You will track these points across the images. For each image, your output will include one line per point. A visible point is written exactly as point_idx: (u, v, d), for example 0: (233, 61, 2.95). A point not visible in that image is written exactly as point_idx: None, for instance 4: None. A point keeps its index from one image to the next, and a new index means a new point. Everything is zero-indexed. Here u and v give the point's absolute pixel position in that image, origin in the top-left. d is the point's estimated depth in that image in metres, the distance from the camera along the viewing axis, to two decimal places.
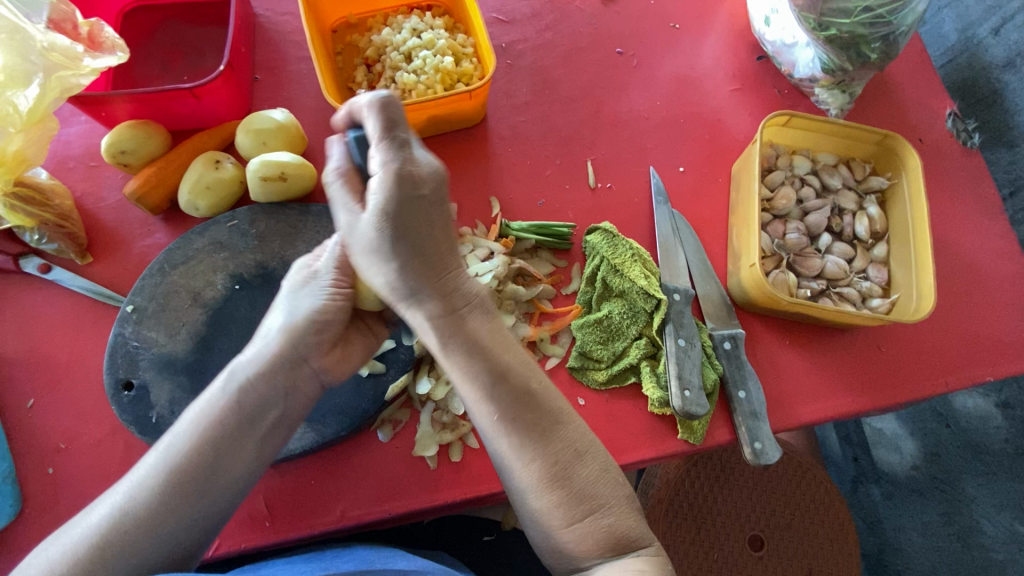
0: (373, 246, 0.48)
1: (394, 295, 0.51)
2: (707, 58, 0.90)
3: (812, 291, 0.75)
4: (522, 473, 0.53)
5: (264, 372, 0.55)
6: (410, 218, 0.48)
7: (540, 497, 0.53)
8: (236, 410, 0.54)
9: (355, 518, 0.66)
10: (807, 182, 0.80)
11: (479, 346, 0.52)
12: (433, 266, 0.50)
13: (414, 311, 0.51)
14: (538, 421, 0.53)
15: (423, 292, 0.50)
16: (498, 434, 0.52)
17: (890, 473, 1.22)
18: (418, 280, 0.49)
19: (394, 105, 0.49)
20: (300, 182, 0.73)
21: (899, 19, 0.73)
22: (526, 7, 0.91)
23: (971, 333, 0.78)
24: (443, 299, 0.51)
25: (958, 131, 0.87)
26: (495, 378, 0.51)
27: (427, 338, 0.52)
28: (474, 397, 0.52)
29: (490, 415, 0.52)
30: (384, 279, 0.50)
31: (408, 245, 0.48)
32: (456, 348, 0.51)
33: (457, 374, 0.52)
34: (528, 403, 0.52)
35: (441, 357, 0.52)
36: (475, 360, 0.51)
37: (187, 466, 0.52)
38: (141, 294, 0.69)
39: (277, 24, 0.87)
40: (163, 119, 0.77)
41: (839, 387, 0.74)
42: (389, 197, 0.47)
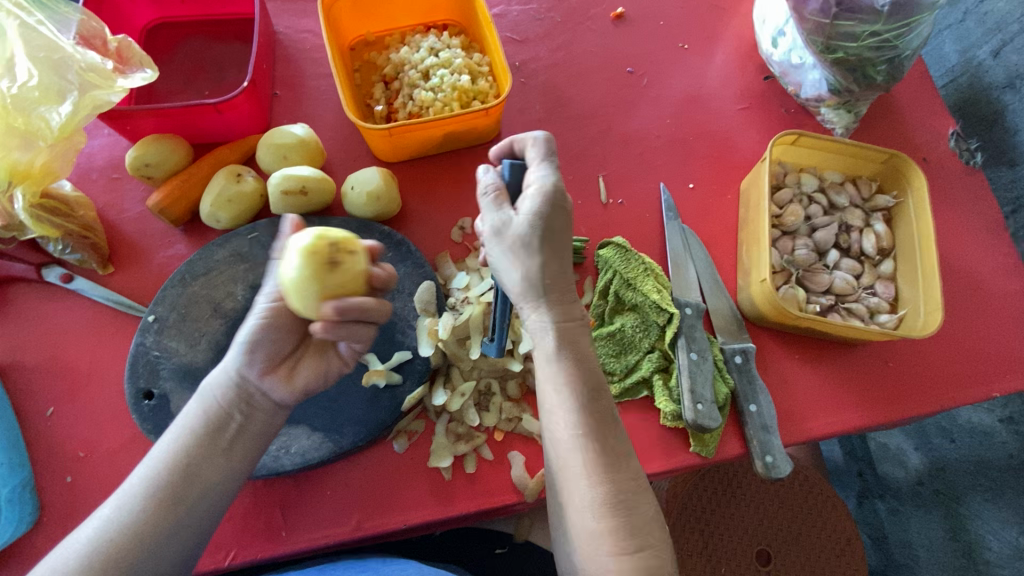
0: (517, 249, 0.53)
1: (521, 297, 0.56)
2: (716, 77, 0.92)
3: (821, 306, 0.76)
4: (587, 492, 0.54)
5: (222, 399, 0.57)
6: (550, 229, 0.53)
7: (596, 521, 0.53)
8: (206, 417, 0.57)
9: (370, 529, 0.67)
10: (815, 200, 0.82)
11: (585, 361, 0.56)
12: (558, 278, 0.55)
13: (536, 311, 0.56)
14: (611, 447, 0.54)
15: (546, 300, 0.55)
16: (578, 445, 0.54)
17: (896, 487, 1.27)
18: (544, 293, 0.55)
19: (550, 139, 0.56)
20: (320, 196, 0.74)
21: (905, 44, 0.75)
22: (539, 27, 0.94)
23: (977, 349, 0.79)
24: (558, 309, 0.56)
25: (961, 150, 0.89)
26: (592, 393, 0.55)
27: (537, 342, 0.57)
28: (568, 402, 0.55)
29: (577, 425, 0.54)
30: (520, 278, 0.54)
31: (546, 254, 0.53)
32: (563, 354, 0.55)
33: (555, 381, 0.55)
34: (612, 426, 0.56)
35: (548, 363, 0.56)
36: (577, 369, 0.55)
37: (165, 474, 0.54)
38: (162, 304, 0.70)
39: (296, 41, 0.89)
40: (185, 133, 0.78)
41: (848, 401, 0.75)
42: (546, 204, 0.52)
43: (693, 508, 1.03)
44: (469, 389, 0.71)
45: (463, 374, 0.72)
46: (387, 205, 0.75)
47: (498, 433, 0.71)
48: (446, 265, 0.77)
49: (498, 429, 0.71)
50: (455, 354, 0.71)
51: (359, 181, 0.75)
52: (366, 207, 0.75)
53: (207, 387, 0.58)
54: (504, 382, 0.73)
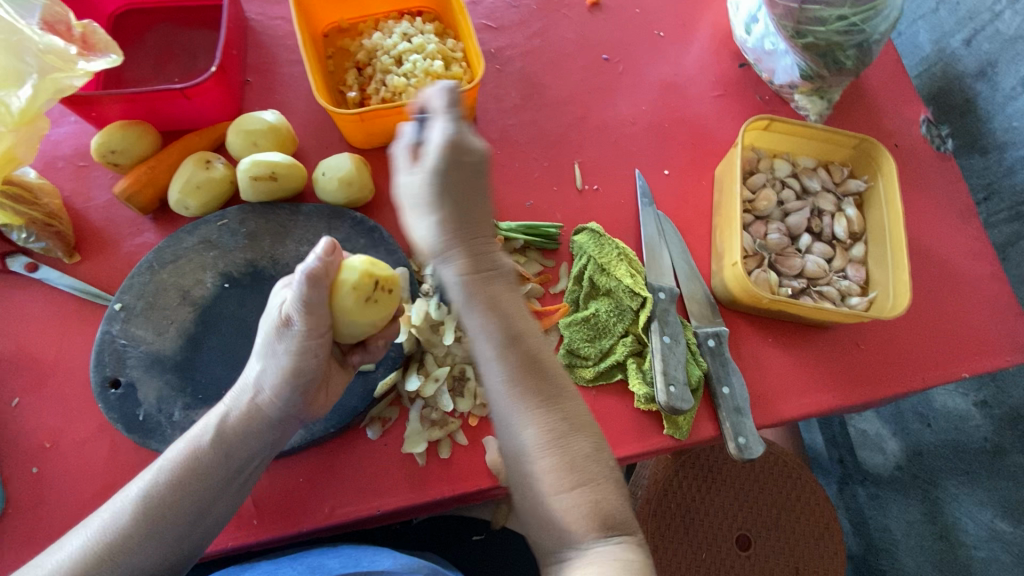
0: (420, 196, 0.54)
1: (429, 256, 0.55)
2: (692, 64, 0.93)
3: (793, 289, 0.77)
4: (523, 435, 0.51)
5: (244, 432, 0.57)
6: (455, 185, 0.53)
7: (538, 462, 0.51)
8: (224, 460, 0.56)
9: (343, 516, 0.66)
10: (788, 185, 0.82)
11: (499, 304, 0.54)
12: (466, 237, 0.54)
13: (448, 264, 0.54)
14: (541, 385, 0.53)
15: (453, 252, 0.54)
16: (507, 389, 0.52)
17: (876, 474, 1.29)
18: (451, 240, 0.53)
19: (457, 91, 0.54)
20: (290, 182, 0.73)
21: (872, 28, 0.76)
22: (515, 14, 0.94)
23: (947, 331, 0.80)
24: (468, 261, 0.54)
25: (932, 136, 0.91)
26: (514, 333, 0.53)
27: (452, 292, 0.55)
28: (489, 346, 0.53)
29: (501, 369, 0.53)
30: (426, 233, 0.54)
31: (454, 205, 0.53)
32: (476, 299, 0.53)
33: (473, 324, 0.54)
34: (535, 355, 0.54)
35: (463, 310, 0.55)
36: (492, 309, 0.53)
37: (166, 510, 0.53)
38: (130, 293, 0.69)
39: (268, 28, 0.88)
40: (154, 120, 0.77)
41: (820, 383, 0.76)
42: (446, 157, 0.52)
43: (674, 495, 1.03)
44: (443, 375, 0.71)
45: (437, 359, 0.72)
46: (360, 191, 0.75)
47: (472, 418, 0.71)
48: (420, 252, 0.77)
49: (472, 414, 0.71)
50: (429, 340, 0.71)
51: (331, 167, 0.74)
52: (338, 193, 0.74)
53: (224, 420, 0.57)
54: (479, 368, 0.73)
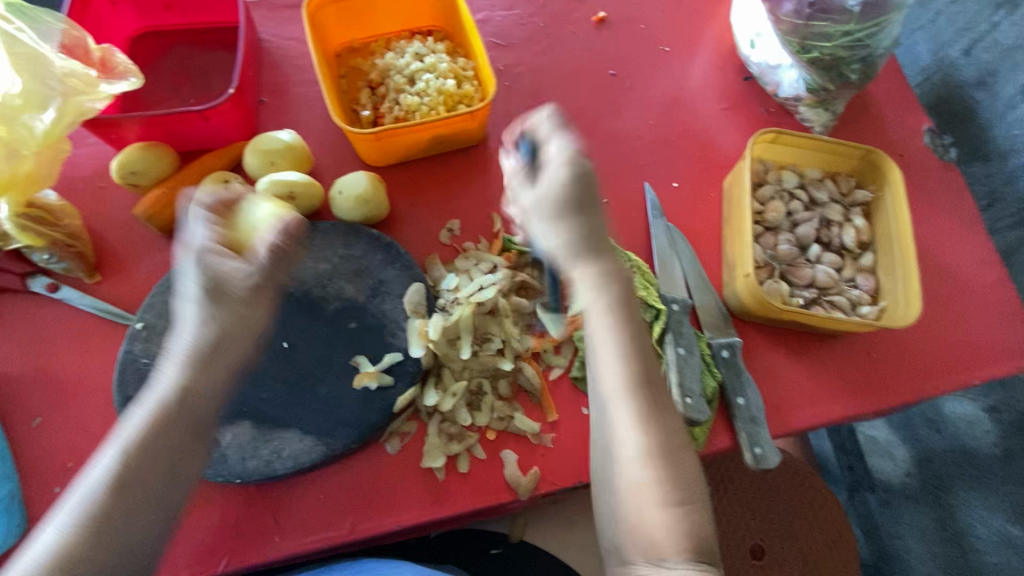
0: (558, 208, 0.50)
1: (566, 262, 0.51)
2: (697, 78, 0.94)
3: (804, 299, 0.78)
4: (634, 441, 0.52)
5: (190, 388, 0.56)
6: (584, 189, 0.50)
7: (641, 472, 0.51)
8: (176, 417, 0.55)
9: (364, 531, 0.67)
10: (796, 196, 0.84)
11: (627, 303, 0.52)
12: (597, 236, 0.51)
13: (590, 267, 0.51)
14: (656, 396, 0.53)
15: (595, 255, 0.51)
16: (624, 396, 0.52)
17: (885, 481, 1.29)
18: (586, 245, 0.51)
19: (556, 114, 0.54)
20: (308, 200, 0.75)
21: (877, 43, 0.77)
22: (523, 32, 0.95)
23: (957, 338, 0.81)
24: (606, 261, 0.52)
25: (935, 146, 0.92)
26: (637, 333, 0.53)
27: (586, 299, 0.52)
28: (617, 350, 0.52)
29: (624, 374, 0.52)
30: (561, 244, 0.51)
31: (584, 207, 0.50)
32: (607, 301, 0.52)
33: (601, 327, 0.52)
34: (659, 378, 0.54)
35: (599, 314, 0.52)
36: (626, 312, 0.52)
37: (130, 471, 0.52)
38: (150, 312, 0.69)
39: (282, 49, 0.90)
40: (171, 139, 0.78)
41: (834, 392, 0.77)
42: (570, 171, 0.50)
43: None
44: (461, 390, 0.71)
45: (454, 374, 0.72)
46: (376, 208, 0.76)
47: (490, 432, 0.71)
48: (435, 267, 0.78)
49: (490, 428, 0.71)
50: (446, 354, 0.71)
51: (346, 185, 0.75)
52: (355, 211, 0.75)
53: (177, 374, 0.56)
54: (495, 382, 0.73)
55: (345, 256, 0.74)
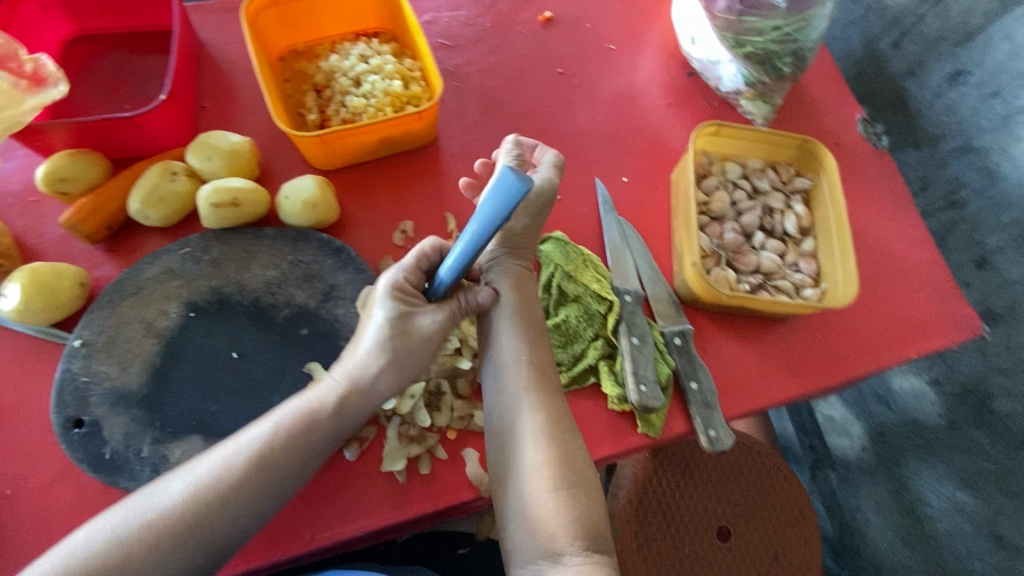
0: (513, 214, 0.73)
1: (494, 257, 0.74)
2: (642, 75, 0.97)
3: (750, 285, 0.81)
4: (529, 425, 0.65)
5: (336, 416, 0.60)
6: (539, 212, 0.74)
7: (534, 454, 0.63)
8: (256, 463, 0.56)
9: (325, 540, 0.66)
10: (740, 186, 0.86)
11: (530, 311, 0.71)
12: (526, 245, 0.75)
13: (507, 265, 0.73)
14: (549, 391, 0.67)
15: (515, 259, 0.74)
16: (522, 386, 0.67)
17: (844, 457, 1.43)
18: (512, 254, 0.74)
19: (562, 159, 0.77)
20: (253, 207, 0.73)
21: (805, 37, 0.81)
22: (470, 32, 0.96)
23: (895, 315, 0.85)
24: (517, 266, 0.74)
25: (868, 134, 0.96)
26: (534, 338, 0.70)
27: (498, 291, 0.71)
28: (517, 348, 0.69)
29: (522, 369, 0.68)
30: (499, 241, 0.74)
31: (533, 218, 0.74)
32: (514, 300, 0.71)
33: (507, 327, 0.70)
34: (550, 371, 0.69)
35: (508, 308, 0.70)
36: (528, 318, 0.71)
37: (204, 500, 0.54)
38: (89, 328, 0.66)
39: (223, 53, 0.88)
40: (102, 148, 0.76)
41: (783, 373, 0.80)
42: (548, 189, 0.73)
43: (654, 492, 1.06)
44: (419, 391, 0.71)
45: None
46: (324, 213, 0.75)
47: (450, 431, 0.71)
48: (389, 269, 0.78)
49: (450, 428, 0.71)
50: None
51: (293, 190, 0.73)
52: (303, 215, 0.74)
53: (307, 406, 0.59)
54: (454, 381, 0.74)
55: (294, 262, 0.72)
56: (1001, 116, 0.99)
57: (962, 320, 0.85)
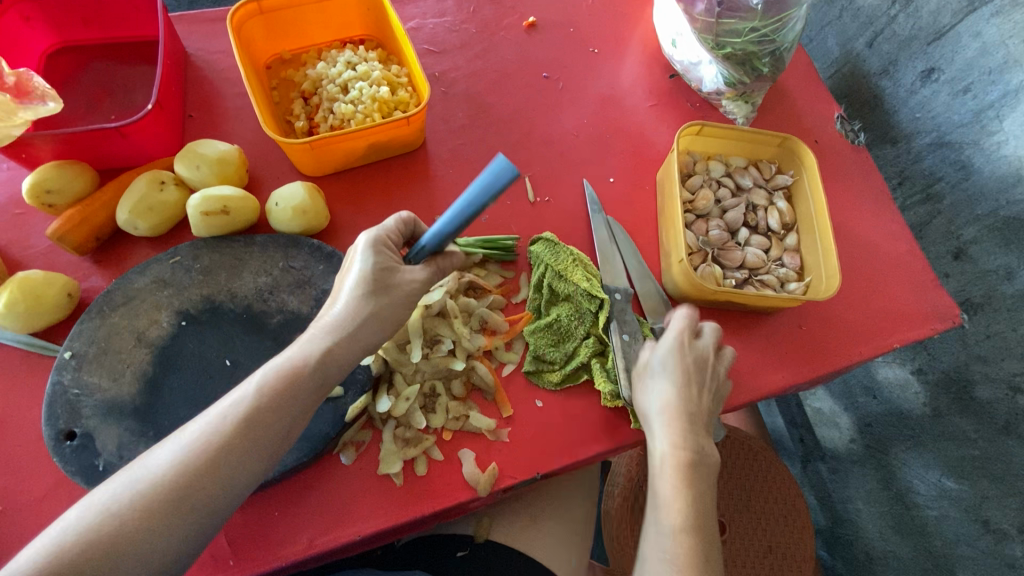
0: (678, 355, 0.69)
1: (659, 363, 0.69)
2: (626, 77, 0.99)
3: (736, 280, 0.83)
4: (674, 513, 0.61)
5: (324, 366, 0.59)
6: (700, 368, 0.69)
7: (670, 544, 0.60)
8: (246, 422, 0.56)
9: (323, 545, 0.66)
10: (723, 184, 0.88)
11: (693, 426, 0.65)
12: (699, 375, 0.68)
13: (667, 385, 0.67)
14: (700, 490, 0.63)
15: (699, 381, 0.68)
16: (670, 467, 0.63)
17: (833, 449, 1.47)
18: (688, 379, 0.67)
19: (693, 318, 0.73)
20: (243, 215, 0.73)
21: (782, 37, 0.83)
22: (456, 38, 0.97)
23: (877, 307, 0.87)
24: (693, 441, 0.65)
25: (846, 131, 0.99)
26: (695, 444, 0.65)
27: (655, 388, 0.68)
28: (671, 436, 0.65)
29: (674, 456, 0.64)
30: (667, 375, 0.68)
31: (697, 381, 0.68)
32: (683, 420, 0.65)
33: (655, 398, 0.67)
34: (707, 481, 0.64)
35: (665, 404, 0.66)
36: (690, 436, 0.65)
37: (193, 467, 0.53)
38: (79, 340, 0.66)
39: (209, 62, 0.88)
40: (89, 158, 0.75)
41: (771, 366, 0.81)
42: (696, 351, 0.70)
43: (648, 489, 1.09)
44: (414, 393, 0.71)
45: (407, 378, 0.73)
46: (315, 219, 0.75)
47: (446, 432, 0.72)
48: None
49: (446, 429, 0.72)
50: (397, 359, 0.72)
51: (283, 197, 0.74)
52: (293, 222, 0.74)
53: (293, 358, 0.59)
54: (448, 382, 0.74)
55: (286, 268, 0.73)
56: (972, 111, 1.02)
57: (942, 310, 0.88)
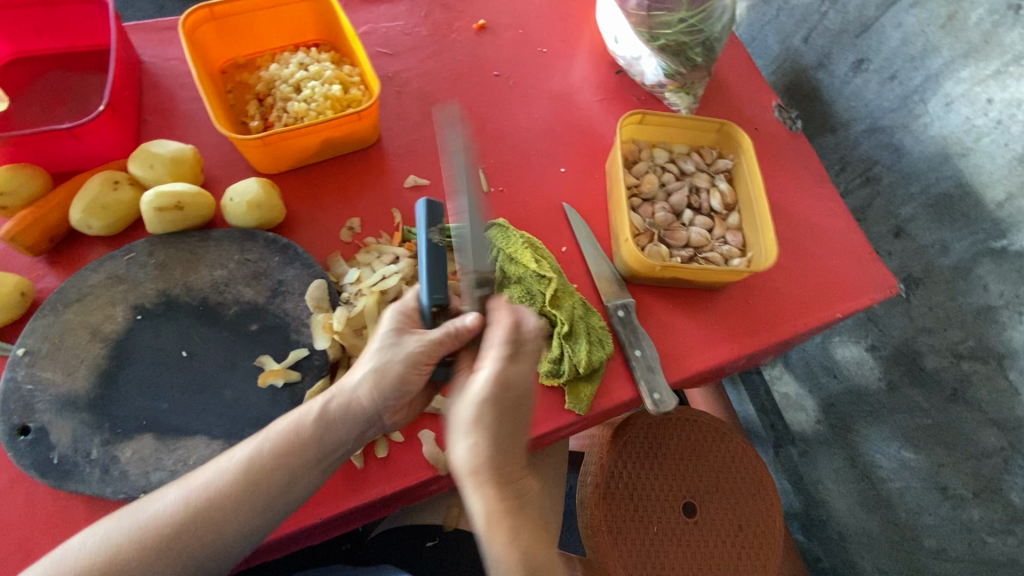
0: (486, 395, 0.60)
1: (463, 416, 0.61)
2: (574, 74, 1.03)
3: (682, 258, 0.86)
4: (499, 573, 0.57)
5: (328, 428, 0.62)
6: (510, 396, 0.62)
7: None
8: (248, 478, 0.58)
9: (287, 528, 0.66)
10: (668, 169, 0.93)
11: (501, 470, 0.60)
12: (509, 407, 0.62)
13: (472, 435, 0.60)
14: (525, 538, 0.58)
15: (511, 417, 0.62)
16: (485, 527, 0.58)
17: (802, 431, 1.52)
18: (491, 420, 0.61)
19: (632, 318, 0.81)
20: (198, 210, 0.74)
21: (710, 28, 0.88)
22: (408, 41, 1.01)
23: (819, 280, 0.92)
24: (507, 494, 0.59)
25: (784, 119, 1.05)
26: (501, 485, 0.60)
27: (460, 442, 0.61)
28: (477, 492, 0.59)
29: (484, 512, 0.59)
30: (472, 427, 0.60)
31: (506, 411, 0.61)
32: (486, 472, 0.60)
33: (466, 454, 0.60)
34: (525, 518, 0.59)
35: (472, 461, 0.60)
36: (500, 487, 0.59)
37: (196, 513, 0.57)
38: (32, 336, 0.66)
39: (164, 69, 0.90)
40: (42, 161, 0.76)
41: (720, 338, 0.85)
42: (501, 380, 0.61)
43: (619, 476, 1.10)
44: None
45: None
46: (269, 212, 0.76)
47: None
48: (338, 264, 0.79)
49: None
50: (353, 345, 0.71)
51: (238, 192, 0.75)
52: (247, 216, 0.76)
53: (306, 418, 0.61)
54: None
55: (241, 261, 0.74)
56: (899, 97, 1.09)
57: (879, 281, 0.93)
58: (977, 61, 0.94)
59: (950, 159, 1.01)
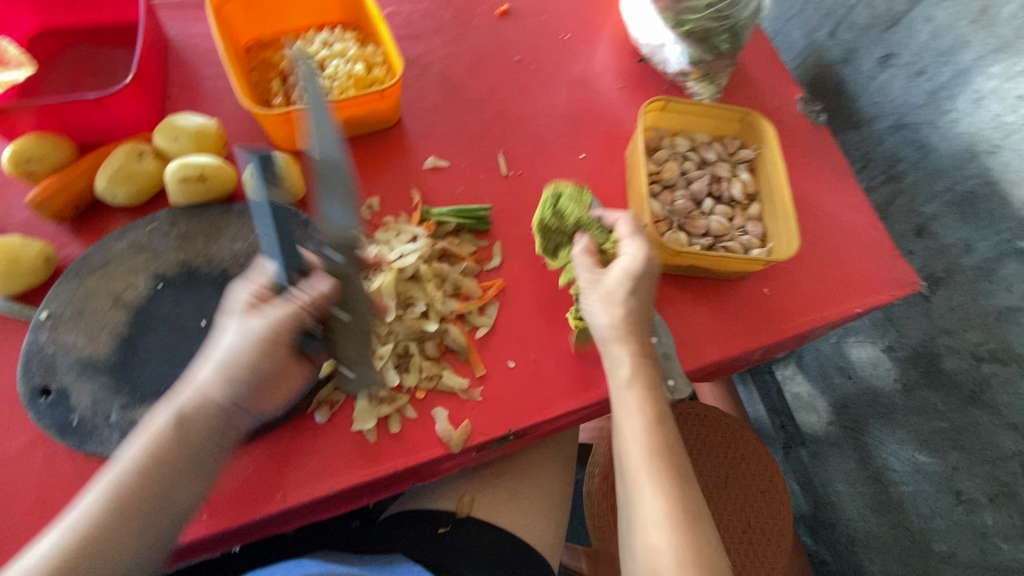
0: (627, 275, 0.69)
1: (602, 294, 0.70)
2: (595, 60, 1.02)
3: (701, 246, 0.86)
4: (638, 427, 0.67)
5: (193, 431, 0.58)
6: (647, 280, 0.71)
7: (646, 458, 0.67)
8: (118, 503, 0.55)
9: (301, 498, 0.67)
10: (689, 157, 0.92)
11: (636, 341, 0.69)
12: (645, 289, 0.70)
13: (615, 309, 0.69)
14: (656, 399, 0.69)
15: (645, 297, 0.71)
16: (625, 390, 0.69)
17: (813, 431, 1.51)
18: (633, 296, 0.69)
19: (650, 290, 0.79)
20: (220, 183, 0.75)
21: (737, 14, 0.88)
22: (431, 24, 1.01)
23: (839, 275, 0.91)
24: (642, 357, 0.69)
25: (808, 111, 1.03)
26: (642, 355, 0.69)
27: (603, 318, 0.70)
28: (623, 358, 0.69)
29: (626, 378, 0.69)
30: (615, 302, 0.69)
31: (641, 290, 0.70)
32: (624, 341, 0.69)
33: (610, 324, 0.69)
34: (659, 389, 0.70)
35: (613, 333, 0.69)
36: (640, 355, 0.69)
37: (74, 547, 0.54)
38: (56, 301, 0.68)
39: (189, 45, 0.91)
40: (68, 131, 0.77)
41: (737, 329, 0.84)
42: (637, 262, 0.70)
43: None
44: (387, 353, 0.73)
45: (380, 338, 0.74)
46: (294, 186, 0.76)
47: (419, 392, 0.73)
48: None
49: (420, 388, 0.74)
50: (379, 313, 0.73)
51: None
52: None
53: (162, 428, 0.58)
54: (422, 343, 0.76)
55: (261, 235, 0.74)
56: (926, 93, 1.07)
57: (901, 278, 0.91)
58: (1008, 56, 0.92)
59: (977, 157, 0.99)
